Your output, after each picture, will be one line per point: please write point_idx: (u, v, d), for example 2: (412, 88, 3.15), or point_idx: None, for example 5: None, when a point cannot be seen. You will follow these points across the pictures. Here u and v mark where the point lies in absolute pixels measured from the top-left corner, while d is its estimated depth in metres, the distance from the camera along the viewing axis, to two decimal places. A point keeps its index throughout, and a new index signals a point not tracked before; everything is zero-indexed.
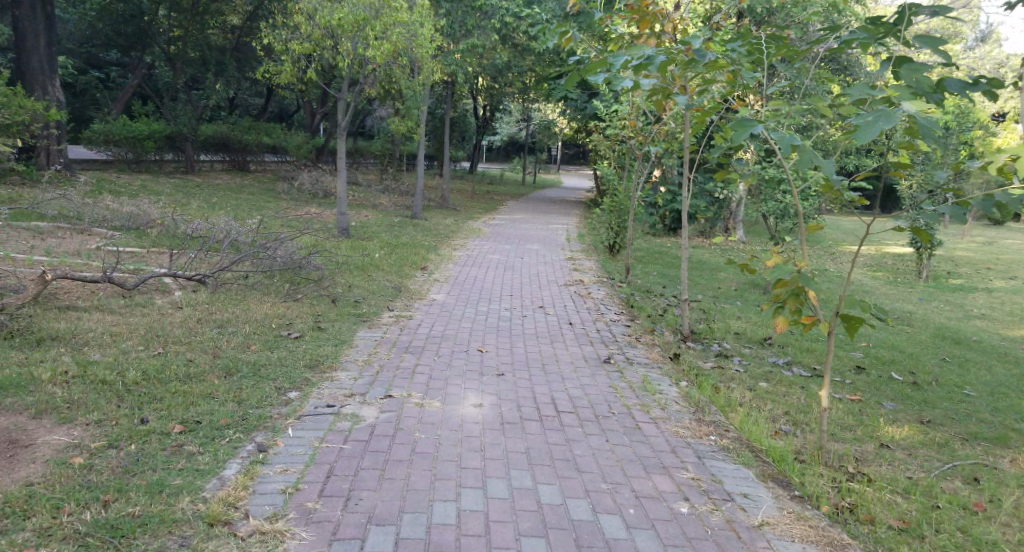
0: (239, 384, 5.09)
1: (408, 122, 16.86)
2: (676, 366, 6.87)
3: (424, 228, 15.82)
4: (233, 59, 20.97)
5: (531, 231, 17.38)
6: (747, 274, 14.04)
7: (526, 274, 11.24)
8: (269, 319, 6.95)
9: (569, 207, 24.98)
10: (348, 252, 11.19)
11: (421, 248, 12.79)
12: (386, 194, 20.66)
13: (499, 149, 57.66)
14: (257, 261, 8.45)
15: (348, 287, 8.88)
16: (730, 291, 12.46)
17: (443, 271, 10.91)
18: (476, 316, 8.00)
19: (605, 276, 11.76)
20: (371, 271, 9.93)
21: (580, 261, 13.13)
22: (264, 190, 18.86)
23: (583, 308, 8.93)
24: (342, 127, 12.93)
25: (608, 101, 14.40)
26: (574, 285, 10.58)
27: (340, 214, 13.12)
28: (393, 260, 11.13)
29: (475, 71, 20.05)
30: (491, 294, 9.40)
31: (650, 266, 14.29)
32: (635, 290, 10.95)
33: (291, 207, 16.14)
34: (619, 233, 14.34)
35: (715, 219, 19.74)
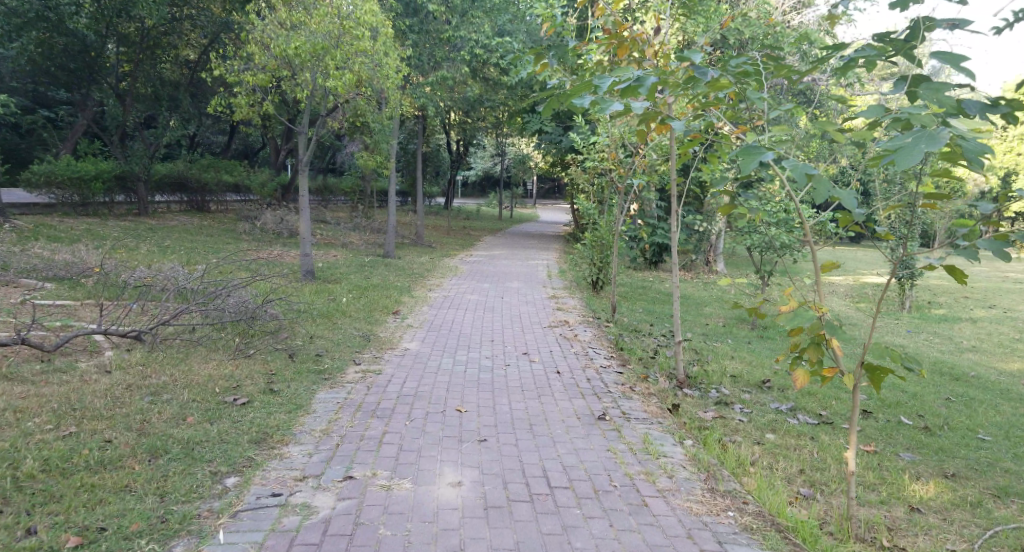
0: (166, 470, 4.24)
1: (376, 157, 16.09)
2: (677, 421, 6.00)
3: (396, 267, 15.00)
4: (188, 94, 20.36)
5: (510, 267, 16.65)
6: (735, 309, 13.35)
7: (507, 316, 10.40)
8: (212, 380, 6.12)
9: (546, 242, 24.33)
10: (309, 296, 10.36)
11: (392, 290, 11.98)
12: (355, 232, 19.85)
13: (475, 185, 57.16)
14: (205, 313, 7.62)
15: (306, 338, 8.07)
16: (720, 328, 11.78)
17: (416, 316, 10.06)
18: (453, 368, 7.14)
19: (591, 315, 11.01)
20: (334, 318, 9.11)
21: (564, 299, 12.34)
22: (225, 231, 18.05)
23: (570, 353, 8.10)
24: (304, 161, 12.16)
25: (586, 132, 13.84)
26: (560, 327, 9.77)
27: (303, 255, 12.29)
28: (358, 304, 10.28)
29: (446, 105, 19.42)
30: (470, 341, 8.54)
31: (636, 303, 13.59)
32: (623, 330, 10.17)
33: (253, 250, 15.29)
34: (602, 268, 13.69)
35: (697, 252, 19.18)
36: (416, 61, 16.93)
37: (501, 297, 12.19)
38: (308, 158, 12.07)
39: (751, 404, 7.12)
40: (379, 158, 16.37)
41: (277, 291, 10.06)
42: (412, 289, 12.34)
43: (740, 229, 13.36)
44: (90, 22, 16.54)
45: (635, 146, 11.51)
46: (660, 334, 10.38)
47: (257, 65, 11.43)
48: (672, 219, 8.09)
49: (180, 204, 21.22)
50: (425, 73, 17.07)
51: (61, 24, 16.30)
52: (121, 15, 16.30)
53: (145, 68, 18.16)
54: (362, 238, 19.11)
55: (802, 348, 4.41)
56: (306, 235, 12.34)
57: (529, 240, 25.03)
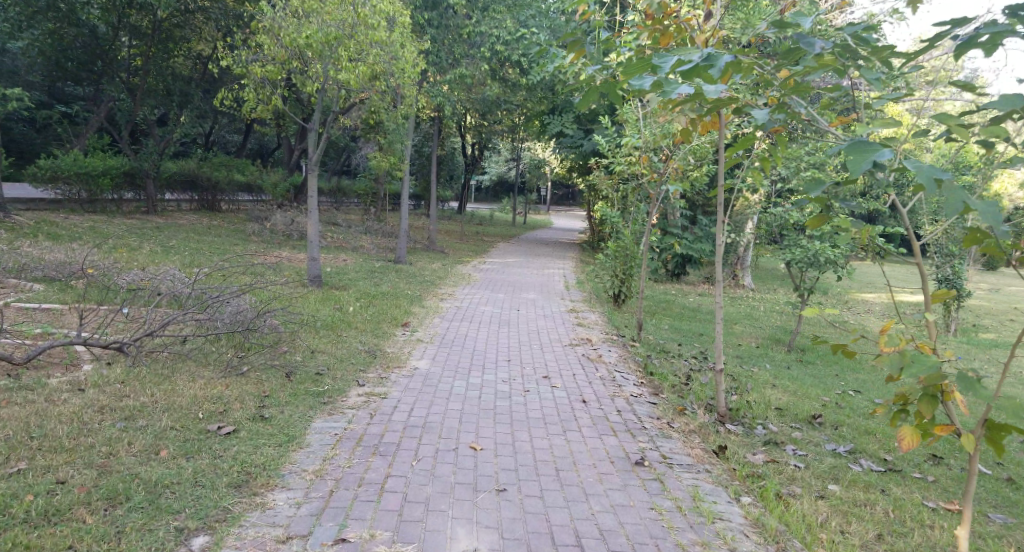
0: (122, 526, 3.61)
1: (391, 157, 15.44)
2: (726, 467, 5.26)
3: (409, 273, 14.34)
4: (199, 89, 19.75)
5: (526, 276, 15.99)
6: (767, 330, 12.62)
7: (524, 332, 9.63)
8: (197, 403, 5.41)
9: (564, 250, 23.62)
10: (315, 305, 9.67)
11: (404, 299, 11.27)
12: (367, 235, 19.22)
13: (489, 189, 56.57)
14: (199, 323, 6.91)
15: (306, 354, 7.30)
16: (752, 349, 11.00)
17: (426, 329, 9.31)
18: (466, 393, 6.38)
19: (614, 331, 10.28)
20: (338, 331, 8.37)
21: (584, 313, 11.57)
22: (233, 231, 17.46)
23: (596, 377, 7.35)
24: (314, 160, 11.45)
25: (612, 138, 13.11)
26: (582, 345, 9.01)
27: (311, 260, 11.61)
28: (369, 315, 9.55)
29: (464, 105, 18.78)
30: (485, 360, 7.78)
31: (662, 319, 12.83)
32: (650, 350, 9.38)
33: (260, 252, 14.64)
34: (624, 280, 12.86)
35: (722, 265, 18.36)
36: (434, 59, 16.30)
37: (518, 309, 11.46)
38: (320, 155, 11.38)
39: (803, 445, 6.41)
40: (394, 159, 15.69)
41: (278, 302, 9.35)
42: (425, 298, 11.63)
43: (775, 243, 12.61)
44: (100, 12, 16.04)
45: (668, 150, 10.77)
46: (689, 356, 9.58)
47: (266, 55, 10.81)
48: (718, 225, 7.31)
49: (189, 203, 20.65)
50: (444, 70, 16.43)
51: (69, 13, 15.77)
52: (130, 5, 15.74)
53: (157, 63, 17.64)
54: (374, 242, 18.46)
55: (912, 400, 3.83)
56: (314, 238, 11.63)
57: (547, 246, 24.34)
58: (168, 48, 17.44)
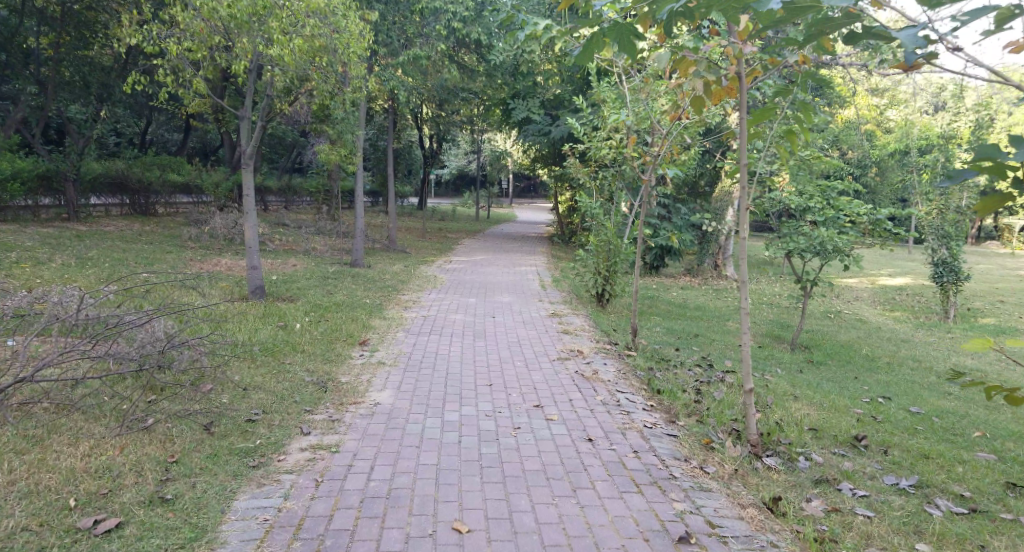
0: None
1: (342, 149, 13.96)
2: (795, 540, 4.04)
3: (366, 278, 12.92)
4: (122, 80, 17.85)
5: (497, 275, 14.69)
6: (764, 327, 11.54)
7: (503, 345, 8.27)
8: (72, 482, 3.96)
9: (532, 244, 22.30)
10: (254, 324, 8.19)
11: (361, 309, 9.87)
12: (319, 236, 17.70)
13: (449, 183, 55.24)
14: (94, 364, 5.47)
15: (235, 395, 5.79)
16: (754, 350, 9.81)
17: (388, 348, 7.88)
18: (441, 436, 5.05)
19: (604, 337, 9.03)
20: (279, 359, 6.89)
21: (567, 318, 10.24)
22: (166, 237, 15.82)
23: (597, 403, 6.05)
24: (248, 154, 9.92)
25: (589, 123, 11.84)
26: (573, 360, 7.70)
27: (250, 269, 10.12)
28: (320, 333, 8.08)
29: (421, 96, 17.39)
30: (462, 386, 6.43)
31: (652, 319, 11.63)
32: (650, 362, 8.06)
33: (196, 261, 13.07)
34: (609, 278, 11.56)
35: (703, 255, 17.23)
36: (385, 42, 14.88)
37: (492, 315, 10.13)
38: (257, 146, 9.85)
39: (859, 482, 5.01)
40: (346, 152, 14.17)
41: (208, 325, 7.85)
42: (385, 308, 10.19)
43: (770, 232, 11.53)
44: None
45: (659, 127, 9.54)
46: (693, 365, 8.29)
47: (182, 30, 9.34)
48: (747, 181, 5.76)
49: (120, 207, 18.88)
50: (397, 54, 15.01)
51: None
52: None
53: (72, 53, 15.79)
54: (327, 244, 16.93)
55: None
56: (254, 244, 10.11)
57: (513, 242, 23.03)
58: (85, 36, 15.53)
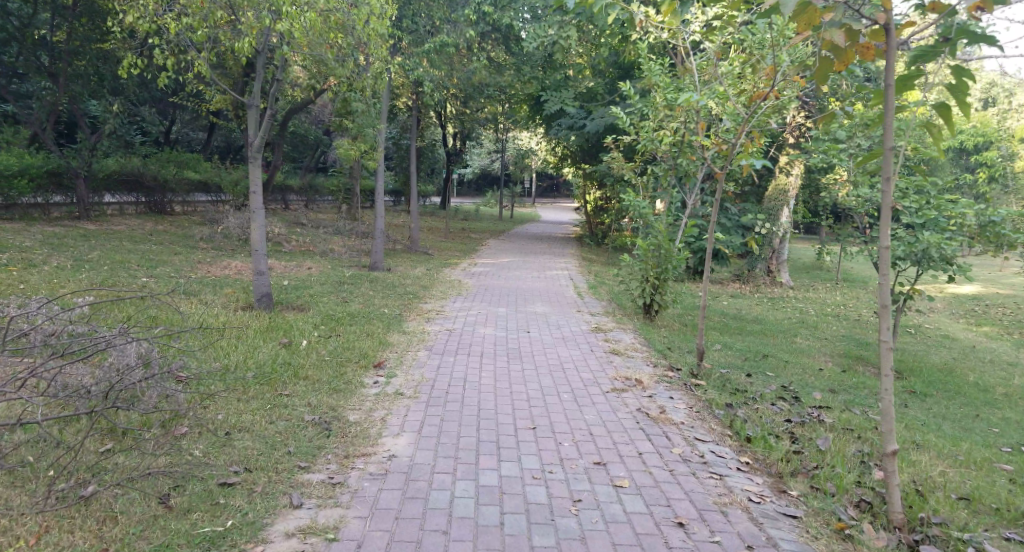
0: None
1: (362, 144, 12.72)
2: None
3: (388, 283, 11.67)
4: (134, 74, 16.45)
5: (529, 281, 13.36)
6: (839, 347, 10.09)
7: (543, 369, 6.90)
8: None
9: (563, 247, 20.95)
10: (251, 342, 6.94)
11: (381, 321, 8.61)
12: (338, 237, 16.50)
13: (472, 183, 54.02)
14: (58, 403, 4.39)
15: (211, 445, 4.47)
16: (838, 377, 8.38)
17: (408, 374, 6.53)
18: (477, 513, 3.86)
19: (662, 360, 7.67)
20: (272, 391, 5.56)
21: (616, 334, 8.83)
22: (175, 237, 14.73)
23: (677, 459, 4.77)
24: (255, 144, 8.65)
25: (638, 114, 10.44)
26: (632, 391, 6.33)
27: (256, 274, 8.88)
28: (329, 355, 6.77)
29: (449, 91, 16.09)
30: (501, 429, 5.14)
31: (710, 334, 10.23)
32: (724, 395, 6.66)
33: (202, 264, 11.93)
34: (659, 288, 10.00)
35: (755, 260, 15.65)
36: (409, 26, 13.60)
37: (529, 329, 8.80)
38: (265, 135, 8.61)
39: None
40: (366, 147, 12.91)
41: (194, 345, 6.60)
42: (406, 320, 8.88)
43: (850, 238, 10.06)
44: None
45: (734, 118, 8.14)
46: (777, 398, 6.86)
47: (181, 4, 8.15)
48: (890, 183, 4.38)
49: (136, 206, 17.58)
50: (423, 41, 13.72)
51: None
52: None
53: (88, 44, 14.51)
54: (345, 245, 15.72)
55: None
56: (260, 246, 8.87)
57: (545, 243, 21.67)
58: (99, 26, 14.47)
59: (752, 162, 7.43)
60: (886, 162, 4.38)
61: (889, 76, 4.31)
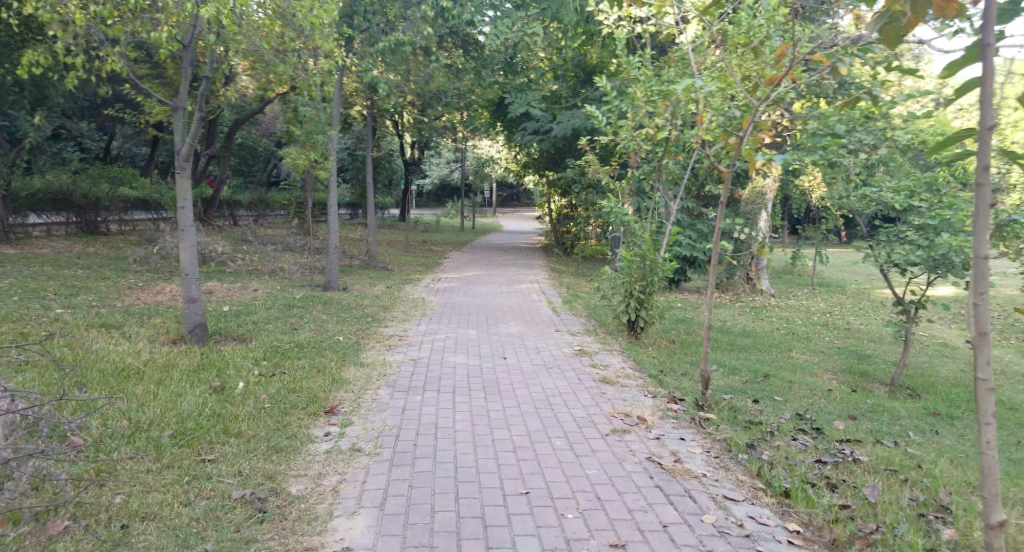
0: None
1: (311, 151, 11.56)
2: None
3: (343, 304, 10.54)
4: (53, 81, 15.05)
5: (498, 296, 12.32)
6: (840, 363, 9.25)
7: (527, 406, 5.85)
8: None
9: (531, 257, 19.99)
10: (174, 387, 5.82)
11: (334, 352, 7.50)
12: (289, 254, 15.28)
13: (433, 192, 52.87)
14: None
15: (97, 549, 3.39)
16: (848, 400, 7.50)
17: (366, 421, 5.42)
18: None
19: (660, 389, 6.67)
20: (191, 456, 4.43)
21: (601, 357, 7.83)
22: (105, 259, 13.42)
23: (715, 536, 3.83)
24: (183, 155, 7.44)
25: (616, 113, 9.50)
26: (635, 432, 5.33)
27: (187, 302, 7.69)
28: (268, 400, 5.64)
29: (405, 93, 15.00)
30: (485, 500, 4.14)
31: (701, 350, 9.30)
32: (738, 430, 5.70)
33: (132, 288, 10.70)
34: (646, 303, 9.06)
35: (735, 269, 14.85)
36: (360, 24, 12.50)
37: (505, 354, 7.75)
38: (196, 145, 7.42)
39: None
40: (317, 156, 11.76)
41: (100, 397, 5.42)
42: (363, 349, 7.76)
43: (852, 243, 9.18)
44: None
45: (729, 112, 7.24)
46: (797, 431, 5.98)
47: None
48: (992, 169, 3.06)
49: (64, 226, 15.99)
50: (375, 41, 12.65)
51: None
52: None
53: None
54: (297, 262, 14.53)
55: None
56: (191, 270, 7.68)
57: (510, 255, 20.66)
58: None
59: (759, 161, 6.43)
60: (985, 139, 3.06)
61: (988, 8, 2.97)
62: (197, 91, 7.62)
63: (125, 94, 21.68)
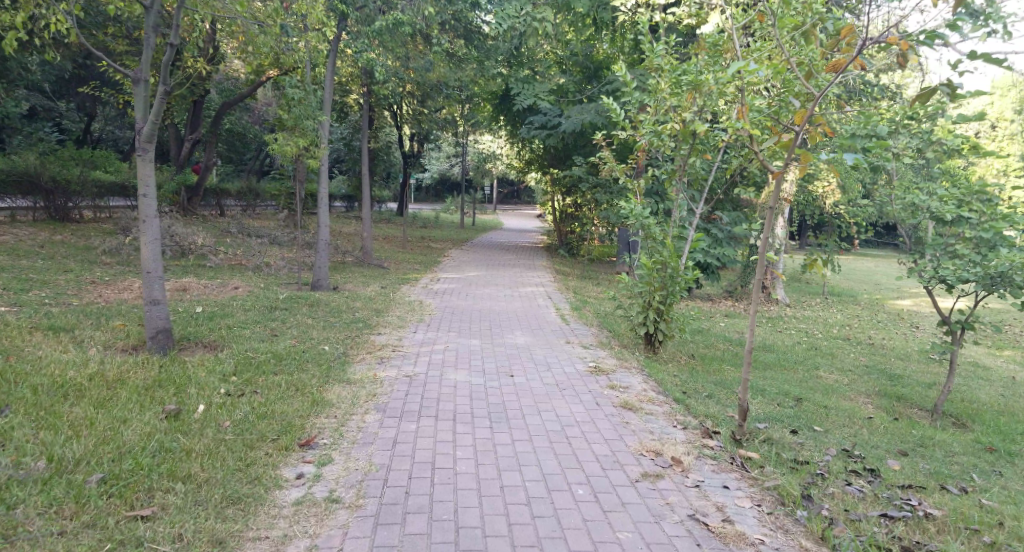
0: None
1: (298, 139, 10.62)
2: None
3: (329, 306, 9.63)
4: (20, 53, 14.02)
5: (499, 301, 11.42)
6: (876, 386, 8.40)
7: (540, 441, 4.95)
8: None
9: (530, 257, 19.08)
10: (122, 409, 4.94)
11: (316, 365, 6.59)
12: (274, 249, 14.36)
13: (429, 187, 51.90)
14: None
15: None
16: (896, 434, 6.61)
17: (349, 458, 4.52)
18: None
19: (692, 419, 5.76)
20: (118, 511, 3.64)
21: (619, 377, 6.93)
22: (74, 250, 12.50)
23: None
24: (144, 134, 6.58)
25: (636, 104, 8.60)
26: (670, 478, 4.44)
27: (150, 304, 6.75)
28: (231, 429, 4.73)
29: (403, 81, 14.06)
30: None
31: (722, 366, 8.44)
32: (788, 474, 4.80)
33: (97, 284, 9.79)
34: (664, 314, 8.20)
35: (749, 275, 14.01)
36: (356, 1, 11.39)
37: (510, 371, 6.84)
38: (158, 123, 6.54)
39: None
40: (305, 145, 10.79)
41: (29, 424, 4.53)
42: (349, 362, 6.85)
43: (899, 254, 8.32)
44: None
45: (777, 99, 6.32)
46: (849, 473, 5.02)
47: None
48: None
49: (30, 210, 15.07)
50: (372, 21, 11.60)
51: None
52: None
53: None
54: (283, 257, 13.59)
55: None
56: (156, 268, 6.76)
57: (509, 254, 19.74)
58: None
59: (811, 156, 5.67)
60: None
61: None
62: (161, 61, 6.50)
63: (107, 75, 20.67)
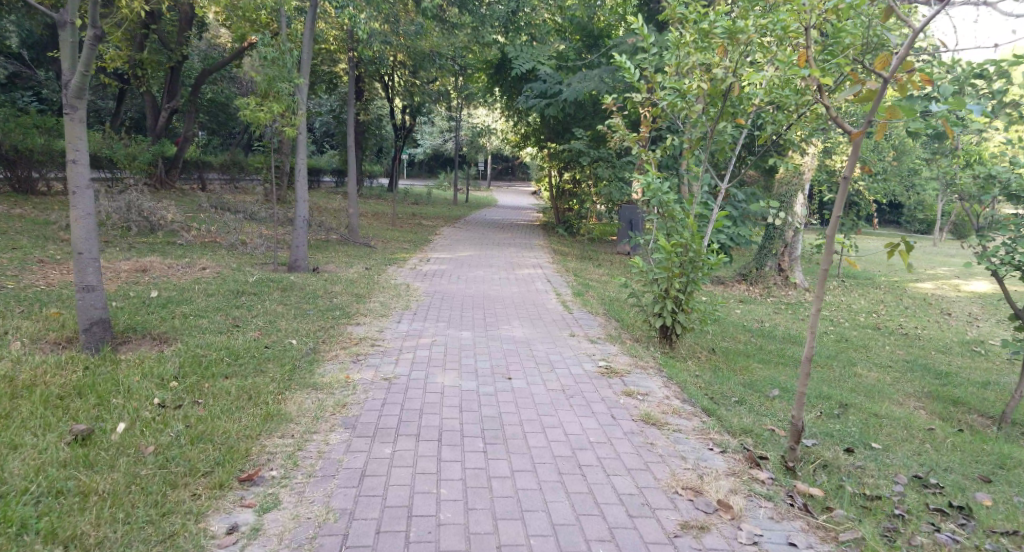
0: None
1: (270, 103, 9.48)
2: None
3: (305, 290, 8.58)
4: None
5: (494, 284, 10.36)
6: (921, 387, 7.40)
7: (547, 472, 3.95)
8: None
9: (527, 236, 18.00)
10: (15, 430, 3.87)
11: (276, 365, 5.52)
12: (251, 226, 13.24)
13: (422, 162, 50.62)
14: None
15: None
16: (961, 453, 5.61)
17: (301, 500, 3.49)
18: None
19: (730, 438, 4.73)
20: None
21: (636, 381, 5.89)
22: (29, 225, 11.35)
23: None
24: (73, 88, 5.53)
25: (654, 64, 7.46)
26: (717, 531, 3.55)
27: (81, 292, 5.65)
28: (152, 458, 3.68)
29: (390, 46, 12.88)
30: None
31: (749, 362, 7.43)
32: (863, 518, 3.82)
33: (45, 263, 8.68)
34: (684, 302, 7.15)
35: (764, 256, 12.96)
36: None
37: (509, 373, 5.78)
38: (88, 75, 5.50)
39: None
40: (279, 112, 9.64)
41: None
42: (318, 361, 5.79)
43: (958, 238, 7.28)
44: None
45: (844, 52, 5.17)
46: (933, 513, 4.05)
47: None
48: None
49: None
50: None
51: None
52: None
53: None
54: (260, 234, 12.49)
55: None
56: (88, 249, 5.66)
57: (505, 232, 18.64)
58: None
59: (897, 115, 4.28)
60: None
61: None
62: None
63: None
